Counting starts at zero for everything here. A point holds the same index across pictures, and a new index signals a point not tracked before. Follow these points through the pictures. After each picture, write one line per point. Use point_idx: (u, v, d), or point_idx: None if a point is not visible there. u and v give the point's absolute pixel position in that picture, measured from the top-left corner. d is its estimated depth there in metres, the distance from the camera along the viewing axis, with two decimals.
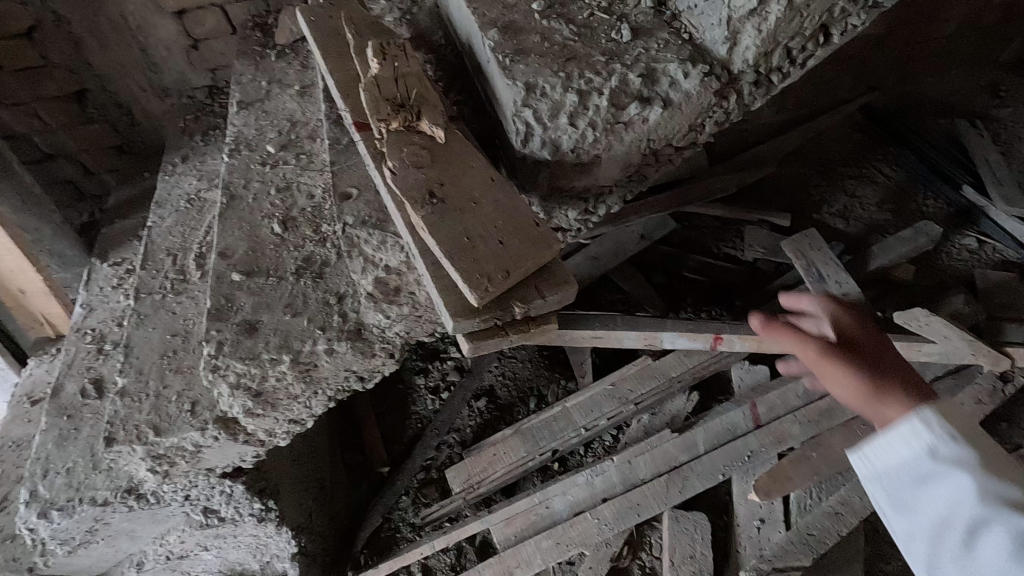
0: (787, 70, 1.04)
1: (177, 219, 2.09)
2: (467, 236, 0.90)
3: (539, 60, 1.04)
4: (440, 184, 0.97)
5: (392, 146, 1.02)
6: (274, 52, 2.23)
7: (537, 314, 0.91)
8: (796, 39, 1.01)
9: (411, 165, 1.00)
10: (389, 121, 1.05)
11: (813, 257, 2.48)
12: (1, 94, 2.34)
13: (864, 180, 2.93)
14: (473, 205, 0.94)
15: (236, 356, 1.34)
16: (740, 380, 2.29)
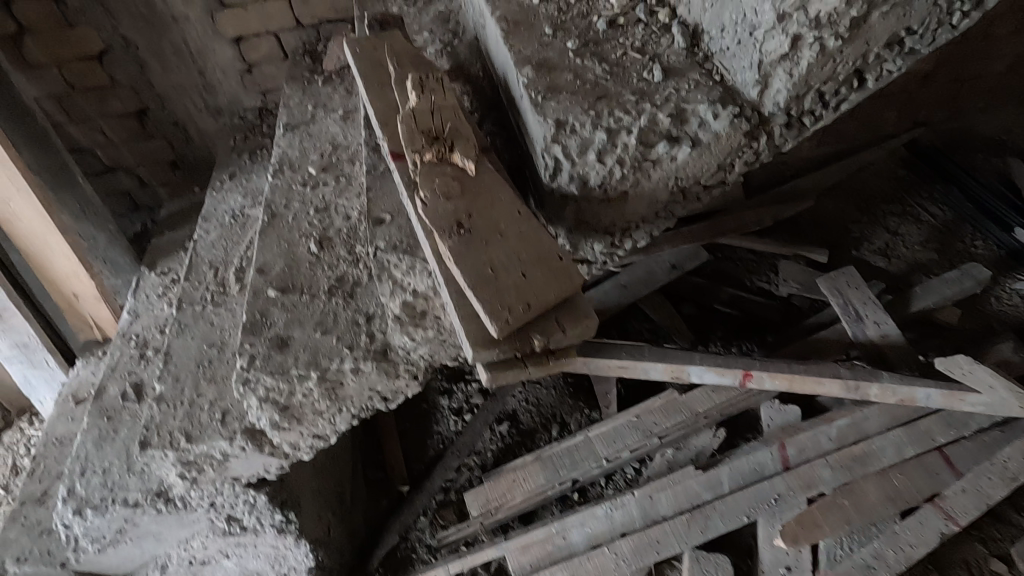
0: (820, 113, 1.03)
1: (221, 234, 2.19)
2: (491, 267, 0.92)
3: (570, 97, 1.07)
4: (469, 215, 1.00)
5: (424, 177, 1.06)
6: (322, 77, 2.33)
7: (557, 347, 0.92)
8: (829, 83, 0.99)
9: (441, 195, 1.03)
10: (423, 153, 1.09)
11: (850, 296, 2.43)
12: (72, 111, 2.55)
13: (908, 217, 2.85)
14: (500, 236, 0.96)
15: (266, 371, 1.39)
16: (769, 420, 2.18)
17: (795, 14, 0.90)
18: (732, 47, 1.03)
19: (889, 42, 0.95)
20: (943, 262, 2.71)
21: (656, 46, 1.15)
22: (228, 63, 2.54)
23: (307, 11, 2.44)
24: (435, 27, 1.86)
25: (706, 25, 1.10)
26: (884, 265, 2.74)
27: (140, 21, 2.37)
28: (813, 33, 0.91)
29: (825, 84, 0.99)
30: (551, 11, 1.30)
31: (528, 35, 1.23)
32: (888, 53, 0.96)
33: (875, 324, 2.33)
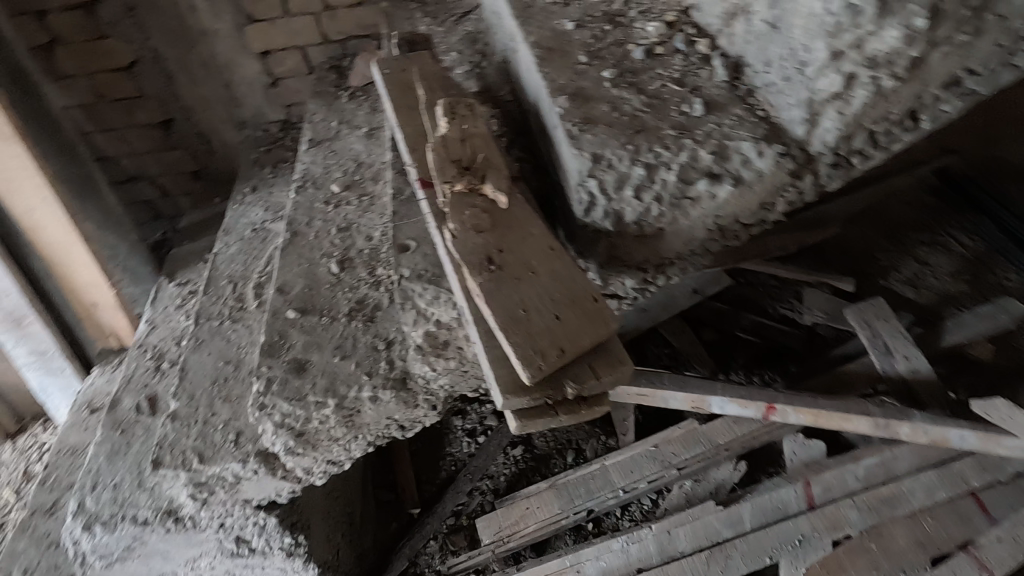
0: (869, 153, 0.98)
1: (241, 248, 2.18)
2: (523, 308, 0.88)
3: (607, 130, 1.03)
4: (500, 250, 0.96)
5: (453, 208, 1.02)
6: (347, 93, 2.33)
7: (591, 394, 0.87)
8: (881, 123, 0.95)
9: (471, 228, 0.99)
10: (452, 182, 1.06)
11: (879, 328, 2.27)
12: (99, 120, 2.58)
13: (937, 246, 2.77)
14: (532, 274, 0.92)
15: (283, 396, 1.35)
16: (792, 454, 2.09)
17: (850, 52, 0.86)
18: (778, 83, 0.99)
19: (948, 83, 0.91)
20: (975, 294, 2.61)
21: (696, 78, 1.11)
22: (254, 76, 2.55)
23: (335, 27, 2.45)
24: (463, 47, 1.84)
25: (749, 59, 1.06)
26: (912, 295, 2.66)
27: (170, 34, 2.38)
28: (869, 73, 0.87)
29: (876, 124, 0.94)
30: (585, 39, 1.27)
31: (564, 63, 1.20)
32: (946, 94, 0.92)
33: (906, 360, 2.17)
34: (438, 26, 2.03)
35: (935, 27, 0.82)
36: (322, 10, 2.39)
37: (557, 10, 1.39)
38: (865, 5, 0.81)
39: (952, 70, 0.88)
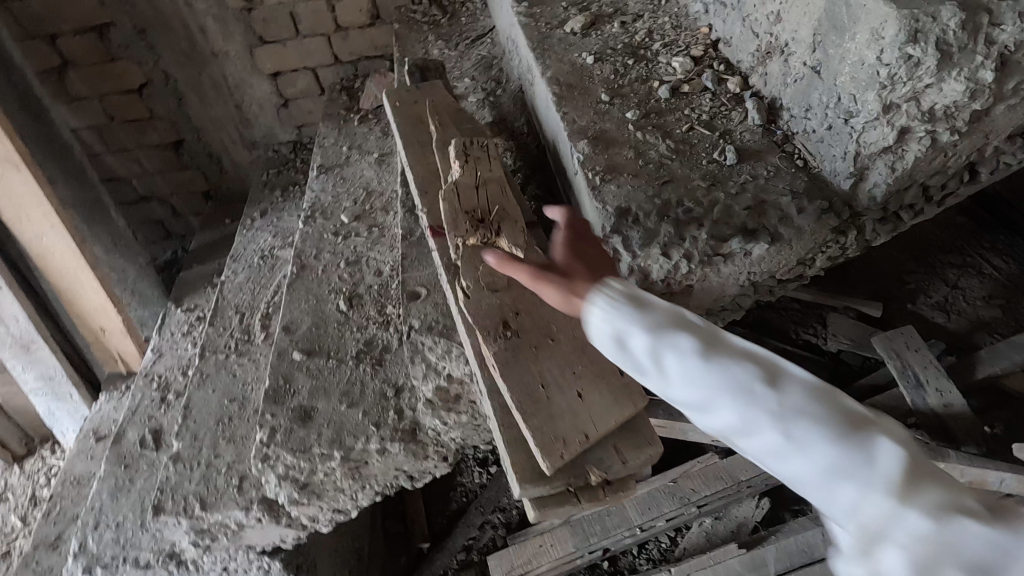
0: (921, 208, 0.95)
1: (249, 276, 2.13)
2: (542, 384, 0.82)
3: (633, 180, 0.98)
4: (515, 312, 0.90)
5: (466, 264, 0.98)
6: (358, 116, 2.28)
7: (615, 478, 0.79)
8: (939, 176, 0.93)
9: (485, 287, 0.93)
10: (467, 235, 1.02)
11: (911, 359, 2.02)
12: (109, 141, 2.54)
13: (969, 269, 2.42)
14: (551, 341, 0.86)
15: (287, 448, 1.29)
16: None
17: (905, 105, 0.82)
18: (820, 132, 0.94)
19: (1011, 136, 0.91)
20: (1009, 321, 2.30)
21: (725, 121, 1.05)
22: (265, 97, 2.50)
23: (347, 48, 2.39)
24: (477, 73, 1.79)
25: (786, 102, 1.01)
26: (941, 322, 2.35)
27: (181, 56, 2.33)
28: (925, 127, 0.84)
29: (930, 177, 0.92)
30: (606, 74, 1.21)
31: (584, 103, 1.14)
32: (1006, 145, 0.92)
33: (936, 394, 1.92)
34: (451, 50, 1.98)
35: (1000, 80, 0.80)
36: (334, 31, 2.34)
37: (576, 42, 1.33)
38: (925, 57, 0.77)
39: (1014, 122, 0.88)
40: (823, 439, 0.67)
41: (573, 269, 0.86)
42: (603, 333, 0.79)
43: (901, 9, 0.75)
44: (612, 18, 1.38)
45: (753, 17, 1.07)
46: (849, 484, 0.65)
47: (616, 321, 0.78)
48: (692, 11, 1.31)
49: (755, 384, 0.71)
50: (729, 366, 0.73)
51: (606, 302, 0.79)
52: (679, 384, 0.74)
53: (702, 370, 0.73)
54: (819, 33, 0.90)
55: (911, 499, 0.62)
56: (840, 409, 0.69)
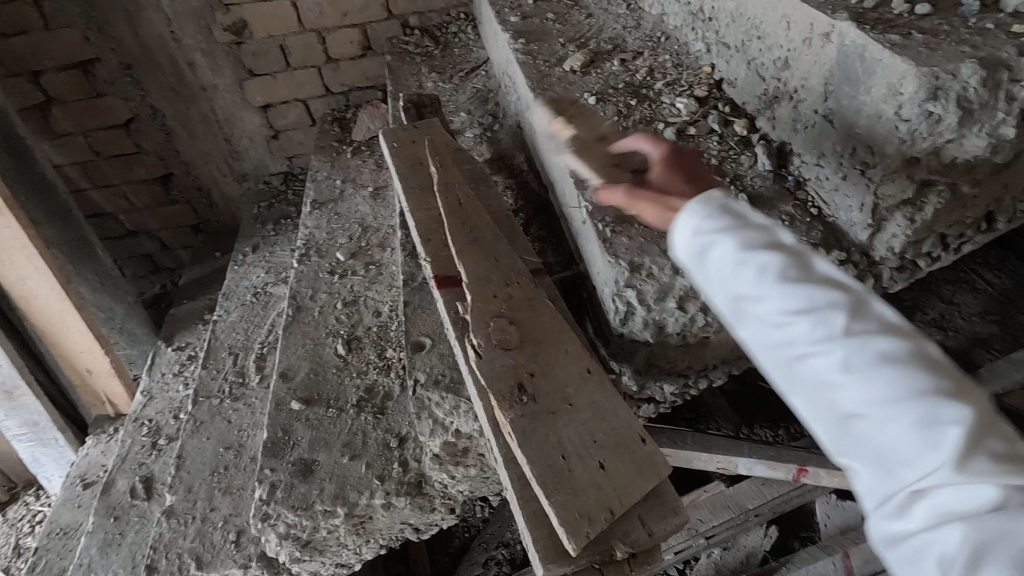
0: (938, 256, 0.99)
1: (242, 314, 2.08)
2: (563, 455, 0.83)
3: (643, 232, 0.98)
4: (531, 374, 0.91)
5: (475, 319, 0.98)
6: (351, 148, 2.26)
7: (640, 549, 0.79)
8: (956, 226, 0.97)
9: (498, 347, 0.94)
10: (475, 288, 1.03)
11: None
12: (95, 177, 2.49)
13: (965, 284, 2.09)
14: (569, 406, 0.88)
15: (288, 505, 1.23)
16: (825, 519, 1.86)
17: (925, 158, 0.84)
18: (835, 180, 0.95)
19: None
20: (1008, 338, 1.94)
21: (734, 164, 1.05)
22: (255, 129, 2.46)
23: (338, 79, 2.37)
24: (473, 107, 1.77)
25: (796, 147, 1.02)
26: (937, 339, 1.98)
27: (170, 90, 2.29)
28: (943, 180, 0.87)
29: (950, 228, 0.97)
30: (609, 115, 1.20)
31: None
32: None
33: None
34: (445, 83, 1.96)
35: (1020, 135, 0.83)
36: (325, 62, 2.31)
37: (576, 80, 1.31)
38: (946, 114, 0.79)
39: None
40: (904, 386, 0.62)
41: (674, 181, 0.89)
42: (688, 237, 0.80)
43: (919, 67, 0.77)
44: (612, 55, 1.37)
45: (759, 61, 1.08)
46: (907, 430, 0.60)
47: (710, 225, 0.78)
48: (693, 49, 1.30)
49: (841, 314, 0.67)
50: (821, 294, 0.69)
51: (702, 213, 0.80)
52: (759, 299, 0.72)
53: (787, 288, 0.70)
54: (830, 83, 0.92)
55: (987, 472, 0.55)
56: (939, 372, 0.63)
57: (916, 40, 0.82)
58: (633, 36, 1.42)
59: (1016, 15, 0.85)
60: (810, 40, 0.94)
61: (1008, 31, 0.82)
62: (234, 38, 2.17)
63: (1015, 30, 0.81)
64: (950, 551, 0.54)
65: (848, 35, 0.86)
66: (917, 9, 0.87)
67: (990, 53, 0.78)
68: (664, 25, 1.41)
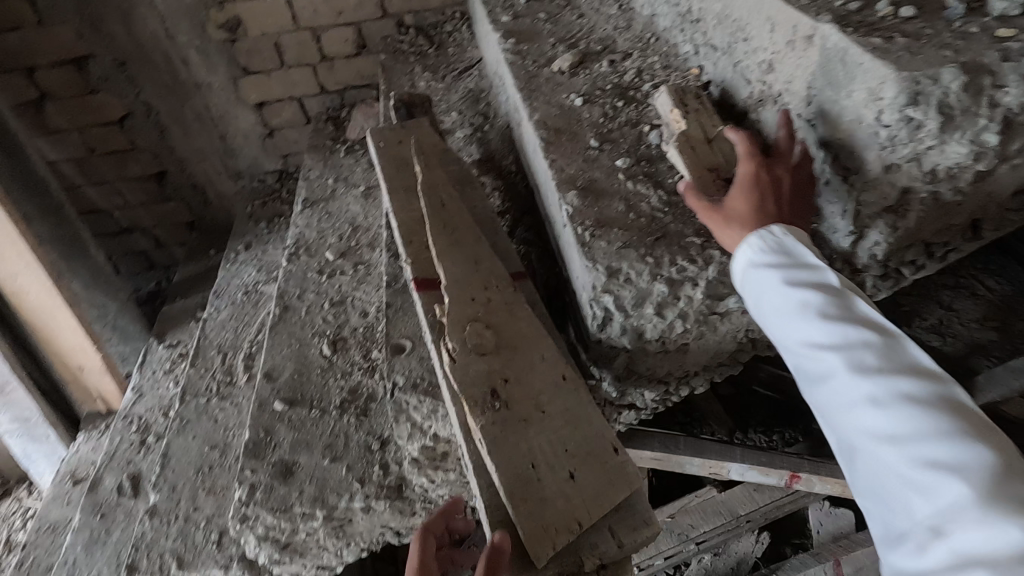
0: (923, 264, 0.99)
1: (232, 313, 2.08)
2: (533, 464, 0.82)
3: (624, 235, 0.96)
4: (505, 380, 0.90)
5: (451, 324, 0.97)
6: (344, 147, 2.25)
7: (610, 561, 0.79)
8: (941, 234, 0.97)
9: (473, 351, 0.92)
10: (454, 290, 1.02)
11: None
12: (89, 174, 2.49)
13: (962, 290, 2.03)
14: (541, 414, 0.87)
15: (267, 508, 1.22)
16: (818, 525, 1.81)
17: (906, 165, 0.84)
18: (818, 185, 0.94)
19: (1016, 194, 0.95)
20: (1007, 346, 1.88)
21: (725, 159, 1.01)
22: (249, 127, 2.45)
23: (332, 78, 2.35)
24: (465, 107, 1.75)
25: None
26: (934, 346, 1.92)
27: (163, 88, 2.28)
28: (928, 187, 0.87)
29: (935, 236, 0.97)
30: (595, 117, 1.19)
31: (573, 151, 1.12)
32: (1012, 203, 0.96)
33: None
34: (439, 82, 1.95)
35: (1005, 142, 0.82)
36: (320, 61, 2.29)
37: (563, 82, 1.30)
38: (926, 119, 0.78)
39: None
40: (930, 420, 0.72)
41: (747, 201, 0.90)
42: (749, 270, 0.87)
43: (900, 72, 0.76)
44: (601, 56, 1.36)
45: (744, 64, 1.07)
46: (915, 458, 0.71)
47: (769, 261, 0.86)
48: (682, 51, 1.28)
49: (870, 353, 0.78)
50: (854, 334, 0.80)
51: (765, 245, 0.86)
52: (806, 337, 0.82)
53: (832, 328, 0.80)
54: (813, 86, 0.90)
55: (1003, 499, 0.65)
56: (962, 412, 0.73)
57: (899, 44, 0.80)
58: (623, 37, 1.41)
59: (1004, 18, 0.83)
60: (794, 41, 0.92)
61: (994, 35, 0.80)
62: (228, 35, 2.17)
63: (1001, 34, 0.80)
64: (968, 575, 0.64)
65: (830, 38, 0.84)
66: (901, 11, 0.86)
67: (973, 58, 0.77)
68: (654, 27, 1.39)
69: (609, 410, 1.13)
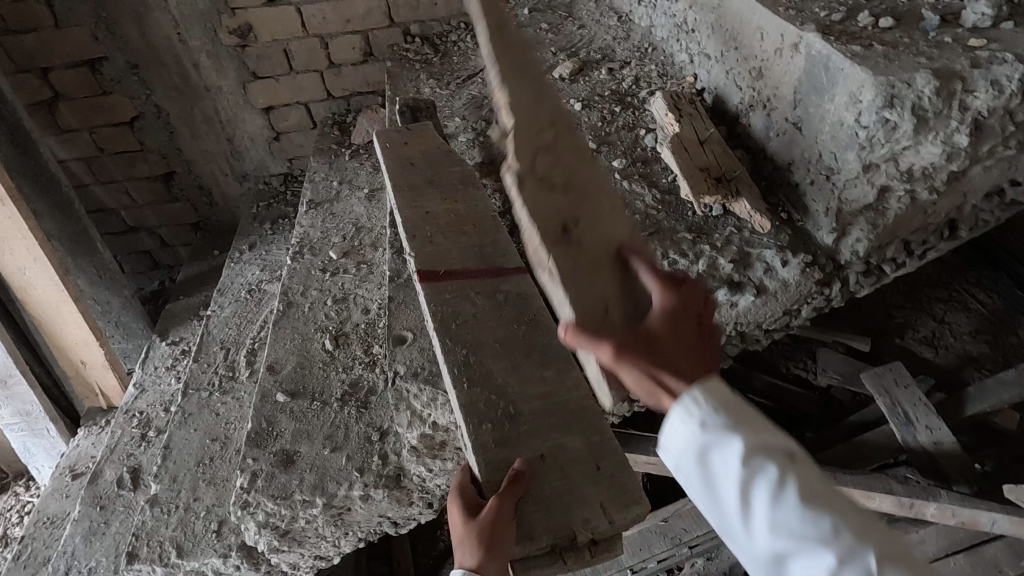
0: (902, 261, 1.07)
1: (235, 310, 2.12)
2: (603, 305, 0.93)
3: (620, 230, 1.03)
4: (575, 220, 0.99)
5: (518, 151, 1.00)
6: (349, 151, 2.30)
7: (602, 537, 0.93)
8: (915, 233, 1.06)
9: (542, 184, 1.00)
10: (520, 118, 1.02)
11: (902, 398, 1.69)
12: (98, 173, 2.53)
13: (955, 303, 2.05)
14: (607, 261, 0.97)
15: (268, 494, 1.24)
16: None
17: (883, 165, 0.92)
18: (803, 186, 1.04)
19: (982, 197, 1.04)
20: (998, 359, 1.91)
21: (716, 160, 1.09)
22: (257, 130, 2.50)
23: (339, 84, 2.41)
24: (467, 112, 1.81)
25: (771, 153, 1.10)
26: (926, 357, 1.95)
27: (174, 91, 2.33)
28: (904, 186, 0.94)
29: (912, 234, 1.06)
30: (594, 120, 1.25)
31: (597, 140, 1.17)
32: (979, 205, 1.05)
33: (926, 430, 1.63)
34: (443, 89, 2.01)
35: (974, 144, 0.90)
36: (328, 67, 2.36)
37: (565, 87, 1.35)
38: (901, 121, 0.85)
39: (995, 183, 1.01)
40: None
41: (675, 357, 0.75)
42: (723, 462, 0.66)
43: (876, 77, 0.84)
44: (600, 64, 1.42)
45: (736, 71, 1.16)
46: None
47: (709, 431, 0.67)
48: (677, 61, 1.36)
49: (853, 555, 0.57)
50: (828, 528, 0.59)
51: (698, 412, 0.69)
52: (781, 522, 0.61)
53: (800, 521, 0.60)
54: (799, 91, 0.99)
55: None
56: None
57: (877, 51, 0.89)
58: (621, 47, 1.47)
59: (973, 30, 0.91)
60: (781, 50, 1.01)
61: (965, 45, 0.88)
62: (239, 41, 2.22)
63: (972, 44, 0.88)
64: None
65: (814, 45, 0.93)
66: (881, 22, 0.95)
67: (945, 65, 0.85)
68: (651, 36, 1.45)
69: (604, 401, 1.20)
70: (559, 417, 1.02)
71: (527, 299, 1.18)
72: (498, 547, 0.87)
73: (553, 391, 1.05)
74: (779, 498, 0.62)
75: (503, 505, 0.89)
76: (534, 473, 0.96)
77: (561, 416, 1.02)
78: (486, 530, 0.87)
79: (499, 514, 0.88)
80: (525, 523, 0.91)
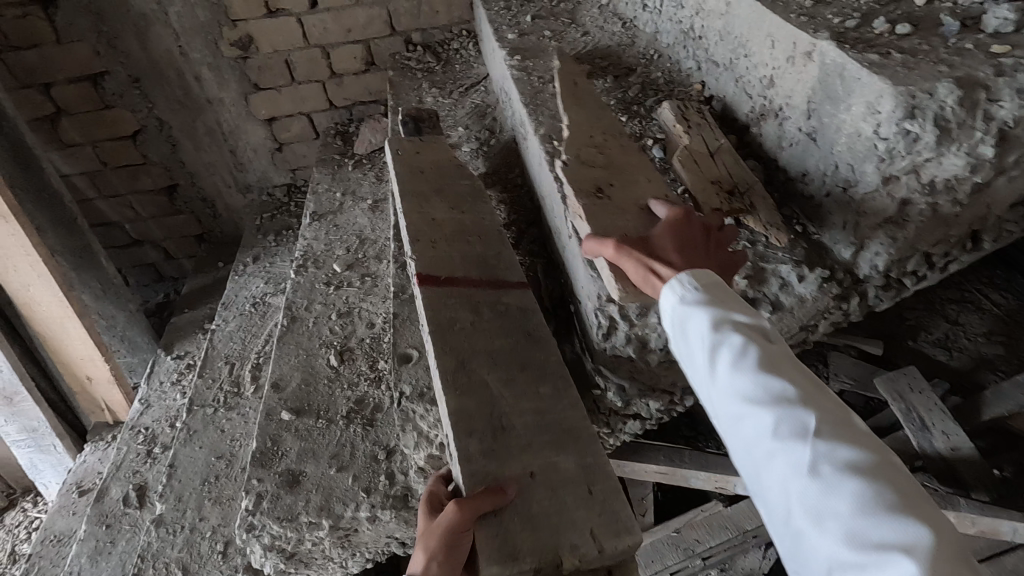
0: (924, 273, 1.04)
1: (240, 324, 2.10)
2: (623, 232, 0.98)
3: None
4: (608, 183, 1.08)
5: (570, 144, 1.17)
6: (352, 161, 2.29)
7: (593, 565, 0.89)
8: (938, 245, 1.03)
9: (585, 164, 1.12)
10: (574, 128, 1.20)
11: (916, 403, 1.65)
12: (102, 187, 2.53)
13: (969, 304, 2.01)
14: (635, 208, 1.03)
15: (273, 517, 1.21)
16: None
17: (904, 177, 0.89)
18: (819, 198, 1.02)
19: (1004, 206, 1.01)
20: (1014, 360, 1.86)
21: (728, 173, 1.07)
22: (260, 142, 2.49)
23: (341, 93, 2.40)
24: (470, 122, 1.78)
25: (784, 162, 1.08)
26: (941, 361, 1.89)
27: (176, 104, 2.33)
28: (926, 198, 0.92)
29: (934, 246, 1.03)
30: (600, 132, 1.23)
31: (615, 138, 1.17)
32: (1001, 214, 1.02)
33: (943, 436, 1.59)
34: (445, 97, 1.99)
35: (1000, 154, 0.87)
36: (329, 77, 2.34)
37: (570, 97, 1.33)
38: (923, 132, 0.83)
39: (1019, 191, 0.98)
40: (809, 436, 0.70)
41: (671, 252, 0.89)
42: (699, 331, 0.81)
43: (896, 87, 0.82)
44: (606, 73, 1.40)
45: (746, 79, 1.13)
46: (829, 511, 0.66)
47: (689, 304, 0.83)
48: (685, 67, 1.33)
49: (793, 402, 0.73)
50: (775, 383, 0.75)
51: (685, 292, 0.84)
52: (741, 377, 0.77)
53: (755, 378, 0.76)
54: (813, 101, 0.97)
55: (836, 478, 0.67)
56: (836, 436, 0.70)
57: (894, 60, 0.86)
58: (626, 54, 1.44)
59: (995, 35, 0.89)
60: (793, 59, 0.98)
61: (987, 51, 0.85)
62: (240, 52, 2.21)
63: (995, 50, 0.85)
64: (868, 526, 0.63)
65: (828, 54, 0.90)
66: (897, 29, 0.92)
67: (968, 73, 0.82)
68: (657, 43, 1.43)
69: (613, 419, 1.16)
70: (565, 440, 0.99)
71: (534, 312, 1.16)
72: (449, 553, 0.86)
73: (562, 409, 1.03)
74: (739, 358, 0.78)
75: (462, 511, 0.87)
76: (521, 492, 0.92)
77: (571, 436, 1.00)
78: (440, 532, 0.86)
79: (455, 520, 0.87)
80: (505, 543, 0.88)
